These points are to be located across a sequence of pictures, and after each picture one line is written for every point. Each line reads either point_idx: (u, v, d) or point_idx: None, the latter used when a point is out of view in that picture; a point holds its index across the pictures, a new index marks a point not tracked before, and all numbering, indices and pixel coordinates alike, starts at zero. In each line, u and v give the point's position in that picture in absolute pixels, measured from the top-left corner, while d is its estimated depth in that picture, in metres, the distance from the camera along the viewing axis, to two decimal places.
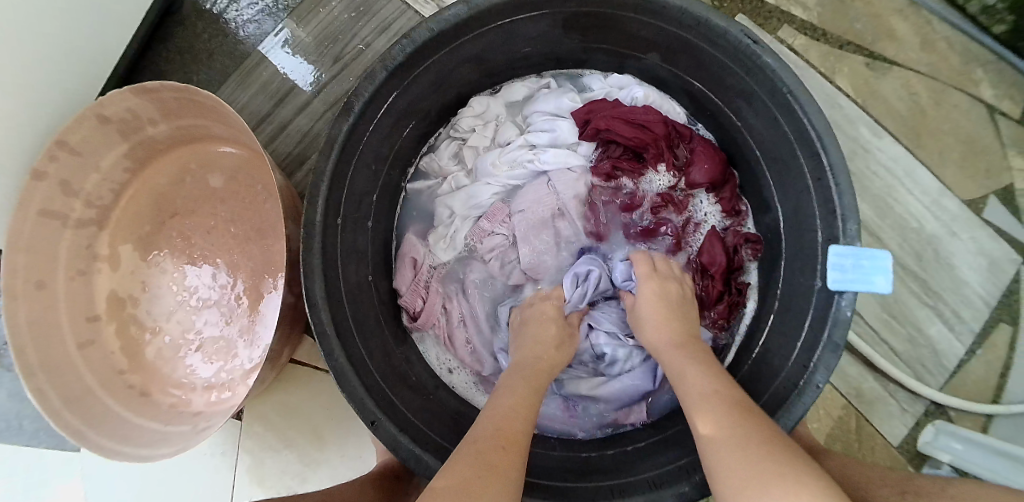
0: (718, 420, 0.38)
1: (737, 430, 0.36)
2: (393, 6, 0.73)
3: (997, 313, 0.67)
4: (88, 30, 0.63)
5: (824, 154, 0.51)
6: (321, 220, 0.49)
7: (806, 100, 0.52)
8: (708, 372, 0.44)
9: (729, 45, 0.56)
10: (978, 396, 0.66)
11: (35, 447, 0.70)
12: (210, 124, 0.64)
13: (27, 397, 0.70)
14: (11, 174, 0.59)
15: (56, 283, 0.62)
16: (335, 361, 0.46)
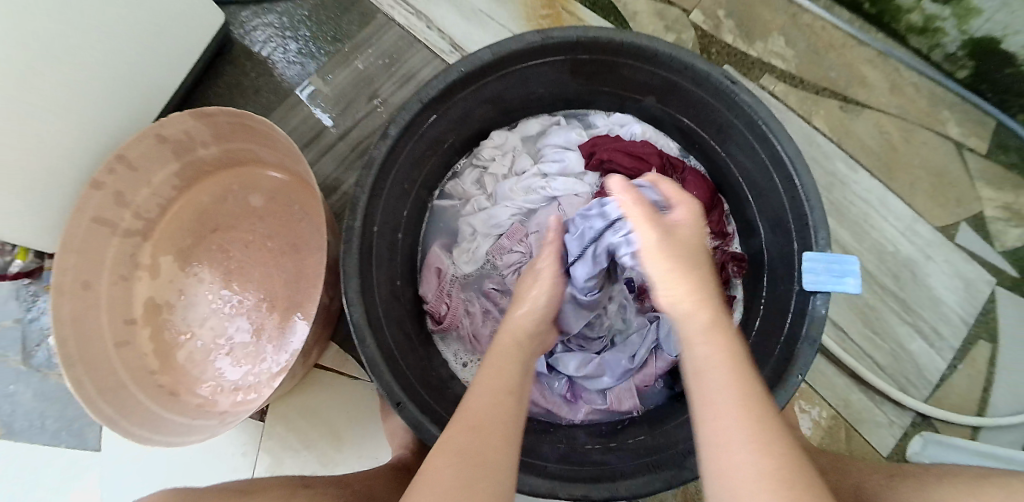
0: (736, 452, 0.32)
1: (760, 475, 0.30)
2: (422, 55, 0.86)
3: (975, 330, 0.70)
4: (153, 68, 0.73)
5: (797, 176, 0.58)
6: (358, 227, 0.56)
7: (780, 130, 0.59)
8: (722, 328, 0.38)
9: (712, 86, 0.63)
10: (963, 409, 0.68)
11: (55, 446, 0.74)
12: (257, 148, 0.73)
13: (54, 397, 0.75)
14: (70, 185, 0.67)
15: (101, 286, 0.68)
16: (367, 349, 0.52)
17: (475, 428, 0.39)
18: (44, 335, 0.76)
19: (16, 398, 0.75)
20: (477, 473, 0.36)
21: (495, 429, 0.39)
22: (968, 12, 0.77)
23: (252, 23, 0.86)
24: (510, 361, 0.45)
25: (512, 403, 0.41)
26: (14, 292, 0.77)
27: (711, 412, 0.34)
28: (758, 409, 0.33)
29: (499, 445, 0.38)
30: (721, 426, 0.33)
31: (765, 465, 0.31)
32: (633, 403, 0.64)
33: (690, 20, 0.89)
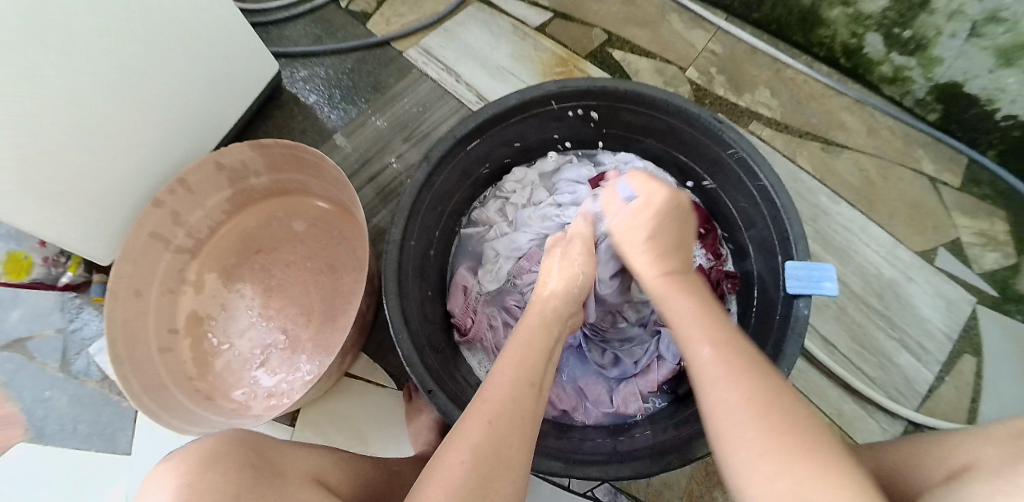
0: (720, 390, 0.41)
1: (737, 409, 0.39)
2: (450, 105, 0.97)
3: (960, 345, 0.75)
4: (217, 112, 0.84)
5: (778, 199, 0.65)
6: (398, 240, 0.66)
7: (761, 161, 0.67)
8: (706, 318, 0.47)
9: (702, 126, 0.73)
10: (953, 417, 0.72)
11: (85, 450, 0.78)
12: (305, 180, 0.83)
13: (87, 403, 0.80)
14: (132, 205, 0.76)
15: (151, 295, 0.76)
16: (404, 347, 0.60)
17: (494, 421, 0.41)
18: (84, 343, 0.82)
19: (52, 403, 0.80)
20: (494, 468, 0.39)
21: (512, 428, 0.41)
22: (930, 61, 0.86)
23: (301, 75, 0.99)
24: (527, 360, 0.47)
25: (528, 403, 0.44)
26: (60, 303, 0.84)
27: (697, 363, 0.44)
28: (733, 353, 0.43)
29: (514, 443, 0.41)
30: (704, 373, 0.43)
31: (742, 397, 0.39)
32: (638, 406, 0.70)
33: (685, 76, 1.00)
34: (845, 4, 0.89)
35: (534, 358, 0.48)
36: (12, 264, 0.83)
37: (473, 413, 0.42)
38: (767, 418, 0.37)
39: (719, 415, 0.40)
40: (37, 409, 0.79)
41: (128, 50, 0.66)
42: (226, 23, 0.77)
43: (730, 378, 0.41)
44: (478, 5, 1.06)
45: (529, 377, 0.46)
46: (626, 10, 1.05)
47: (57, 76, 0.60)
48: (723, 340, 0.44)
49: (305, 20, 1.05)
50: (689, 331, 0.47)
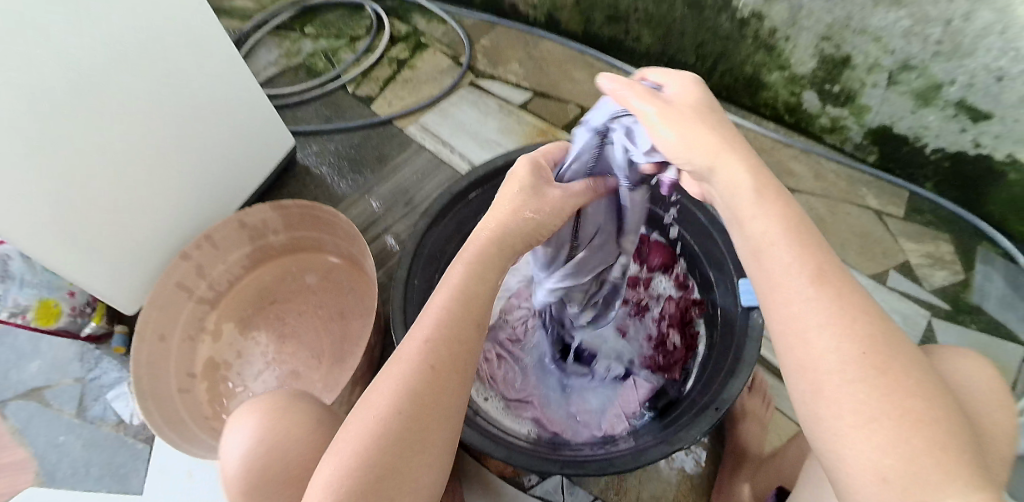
0: (819, 332, 0.36)
1: (850, 361, 0.35)
2: (446, 172, 1.10)
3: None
4: (239, 182, 0.97)
5: None
6: (404, 276, 0.76)
7: None
8: (797, 247, 0.39)
9: None
10: None
11: (96, 492, 0.82)
12: (318, 235, 0.93)
13: (102, 446, 0.85)
14: (159, 261, 0.86)
15: (173, 340, 0.84)
16: None
17: (433, 367, 0.43)
18: (101, 390, 0.89)
19: (65, 448, 0.85)
20: (428, 417, 0.42)
21: (449, 373, 0.44)
22: (860, 109, 0.99)
23: (312, 151, 1.14)
24: (472, 293, 0.48)
25: (466, 343, 0.46)
26: (78, 355, 0.93)
27: (790, 289, 0.38)
28: (841, 289, 0.37)
29: (448, 388, 0.44)
30: (803, 309, 0.37)
31: (852, 347, 0.35)
32: (624, 426, 0.74)
33: None
34: (782, 69, 1.04)
35: (475, 289, 0.48)
36: (41, 311, 0.85)
37: (412, 352, 0.44)
38: (884, 376, 0.34)
39: (814, 358, 0.36)
40: (50, 454, 0.85)
41: (174, 126, 0.79)
42: (254, 102, 0.91)
43: (839, 322, 0.36)
44: (468, 89, 1.23)
45: (469, 315, 0.47)
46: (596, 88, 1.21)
47: (122, 149, 0.72)
48: (827, 274, 0.38)
49: (316, 103, 1.22)
50: (785, 261, 0.39)
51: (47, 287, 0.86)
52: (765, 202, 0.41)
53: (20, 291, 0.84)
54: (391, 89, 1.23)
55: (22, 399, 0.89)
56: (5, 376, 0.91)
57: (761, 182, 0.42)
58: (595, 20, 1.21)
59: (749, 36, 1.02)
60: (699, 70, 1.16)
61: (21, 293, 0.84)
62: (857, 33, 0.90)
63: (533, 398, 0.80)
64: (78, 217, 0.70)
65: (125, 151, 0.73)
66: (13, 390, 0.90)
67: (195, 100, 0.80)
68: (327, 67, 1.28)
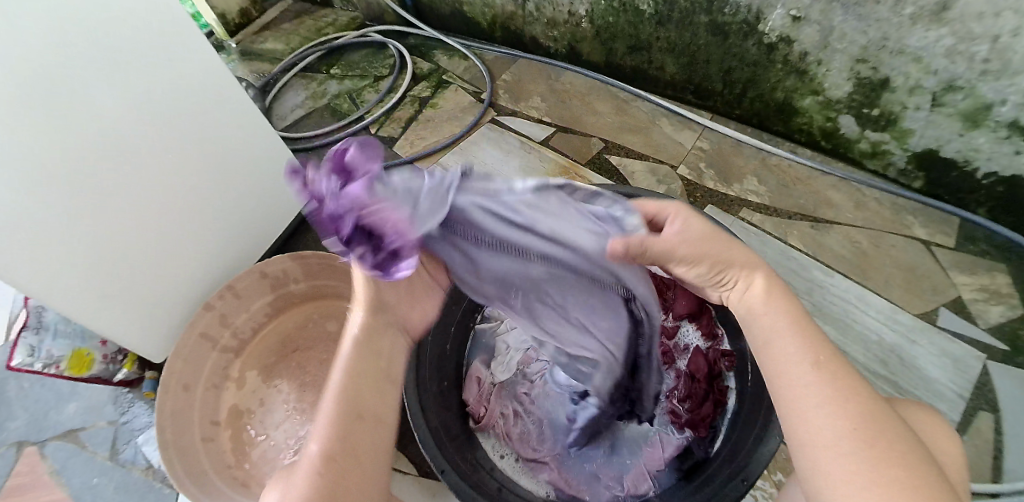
0: (818, 407, 0.41)
1: (840, 434, 0.40)
2: None
3: (974, 402, 0.75)
4: (259, 228, 0.99)
5: None
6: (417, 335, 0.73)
7: None
8: (796, 336, 0.45)
9: None
10: (979, 475, 0.70)
11: None
12: (338, 284, 0.95)
13: (129, 492, 0.86)
14: (186, 308, 0.88)
15: (198, 389, 0.85)
16: (421, 432, 0.65)
17: (338, 472, 0.41)
18: (133, 434, 0.92)
19: (99, 490, 0.86)
20: None
21: (358, 474, 0.42)
22: (902, 133, 0.92)
23: None
24: (365, 369, 0.45)
25: (363, 442, 0.43)
26: (113, 398, 0.95)
27: (792, 369, 0.44)
28: (834, 370, 0.43)
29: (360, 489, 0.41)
30: (807, 384, 0.43)
31: (845, 423, 0.40)
32: (647, 486, 0.70)
33: (678, 172, 1.08)
34: (815, 93, 0.98)
35: (366, 364, 0.45)
36: (75, 359, 0.91)
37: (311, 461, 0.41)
38: (874, 451, 0.39)
39: (815, 429, 0.41)
40: (85, 494, 0.87)
41: (200, 179, 0.82)
42: (275, 150, 0.94)
43: (835, 401, 0.41)
44: (489, 126, 1.22)
45: (365, 398, 0.44)
46: (619, 120, 1.19)
47: (151, 203, 0.76)
48: (827, 362, 0.44)
49: (340, 146, 1.24)
50: (787, 347, 0.45)
51: (79, 337, 0.92)
52: (774, 299, 0.48)
53: (54, 342, 0.91)
54: (413, 129, 1.24)
55: (61, 440, 0.92)
56: (45, 417, 0.95)
57: (773, 285, 0.49)
58: (616, 50, 1.19)
59: (778, 61, 0.98)
60: (727, 98, 1.12)
61: (55, 343, 0.91)
62: (895, 54, 0.84)
63: (549, 458, 0.75)
64: (109, 273, 0.73)
65: (153, 205, 0.76)
66: (52, 431, 0.93)
67: (218, 153, 0.83)
68: (351, 108, 1.31)
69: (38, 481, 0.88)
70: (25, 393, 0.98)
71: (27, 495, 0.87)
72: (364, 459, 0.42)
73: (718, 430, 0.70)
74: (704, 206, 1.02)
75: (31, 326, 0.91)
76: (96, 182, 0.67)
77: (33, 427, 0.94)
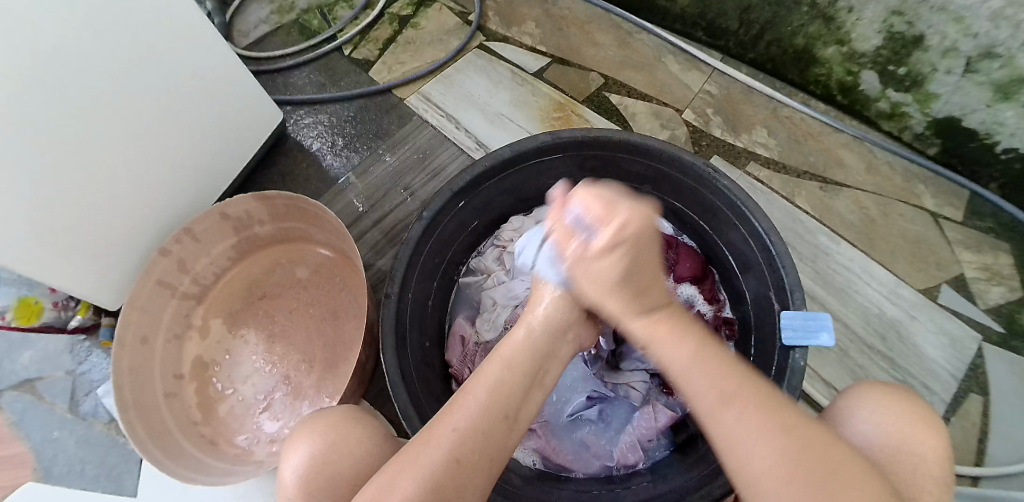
0: (743, 438, 0.38)
1: (766, 470, 0.37)
2: (451, 152, 0.97)
3: (965, 384, 0.76)
4: (212, 159, 0.88)
5: (778, 257, 0.62)
6: (395, 291, 0.65)
7: (759, 214, 0.64)
8: (703, 367, 0.42)
9: (694, 176, 0.70)
10: (961, 455, 0.73)
11: (91, 491, 0.82)
12: (309, 228, 0.85)
13: (96, 444, 0.84)
14: (135, 251, 0.80)
15: (157, 342, 0.79)
16: (401, 403, 0.59)
17: (466, 461, 0.41)
18: (93, 385, 0.87)
19: (60, 444, 0.84)
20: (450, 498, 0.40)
21: (476, 473, 0.41)
22: (926, 97, 0.86)
23: (306, 122, 1.03)
24: (520, 371, 0.47)
25: (495, 443, 0.43)
26: (68, 347, 0.90)
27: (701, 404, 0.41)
28: (748, 398, 0.40)
29: (468, 489, 0.41)
30: (726, 417, 0.39)
31: (776, 450, 0.37)
32: (638, 456, 0.69)
33: (682, 118, 0.99)
34: (840, 43, 0.89)
35: (526, 367, 0.47)
36: (23, 308, 0.87)
37: (444, 434, 0.42)
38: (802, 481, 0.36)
39: (747, 465, 0.38)
40: (46, 449, 0.84)
41: (136, 107, 0.72)
42: (227, 70, 0.82)
43: (761, 429, 0.38)
44: (476, 52, 1.08)
45: (512, 398, 0.45)
46: (621, 53, 1.06)
47: (83, 134, 0.66)
48: (739, 388, 0.41)
49: (309, 69, 1.09)
50: (695, 378, 0.42)
51: (26, 284, 0.88)
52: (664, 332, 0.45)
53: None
54: (392, 51, 1.10)
55: (17, 391, 0.87)
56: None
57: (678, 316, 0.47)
58: None
59: (806, 4, 0.87)
60: (742, 38, 1.00)
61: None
62: (935, 10, 0.76)
63: (537, 426, 0.72)
64: (42, 218, 0.65)
65: (88, 139, 0.67)
66: (8, 381, 0.88)
67: (155, 77, 0.72)
68: (322, 25, 1.14)
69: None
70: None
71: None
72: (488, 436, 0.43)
73: None
74: (710, 156, 0.95)
75: None
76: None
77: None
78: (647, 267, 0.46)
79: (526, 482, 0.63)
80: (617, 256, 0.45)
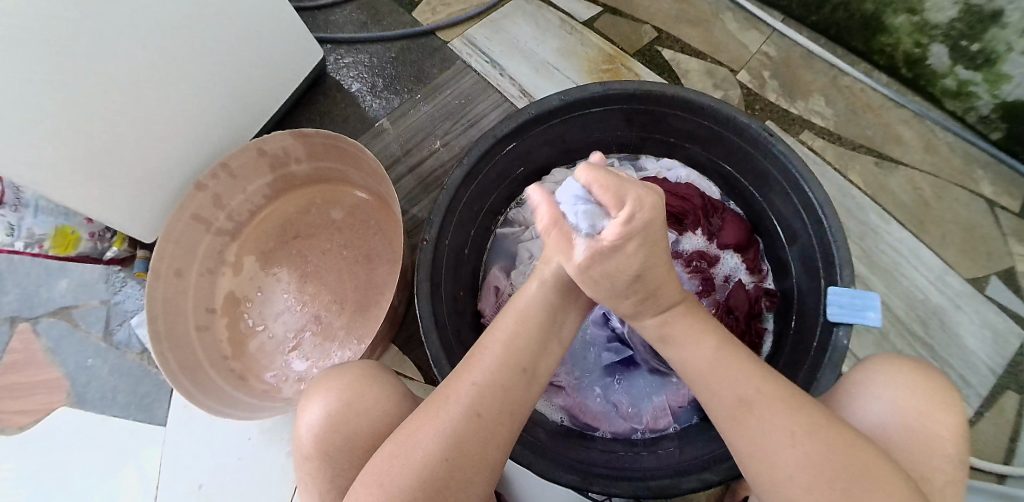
0: (766, 431, 0.39)
1: (794, 461, 0.37)
2: (491, 101, 0.94)
3: (1003, 380, 0.76)
4: (250, 90, 0.85)
5: (827, 225, 0.59)
6: (434, 237, 0.63)
7: (815, 186, 0.60)
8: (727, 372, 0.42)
9: (751, 139, 0.66)
10: (991, 452, 0.72)
11: (124, 418, 0.85)
12: (346, 169, 0.83)
13: (130, 373, 0.86)
14: (172, 183, 0.79)
15: (191, 275, 0.79)
16: (433, 350, 0.57)
17: (478, 421, 0.40)
18: (125, 315, 0.89)
19: (93, 372, 0.86)
20: (469, 444, 0.40)
21: (485, 444, 0.40)
22: (998, 77, 0.80)
23: (344, 61, 0.99)
24: (533, 330, 0.45)
25: (515, 396, 0.42)
26: (104, 276, 0.90)
27: (719, 407, 0.42)
28: (770, 401, 0.40)
29: (478, 459, 0.40)
30: (749, 422, 0.40)
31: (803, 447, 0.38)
32: (667, 422, 0.69)
33: (737, 79, 0.94)
34: (912, 12, 0.83)
35: (539, 321, 0.46)
36: (61, 238, 0.89)
37: (464, 393, 0.41)
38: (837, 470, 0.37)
39: (772, 468, 0.38)
40: (79, 375, 0.86)
41: (173, 51, 0.69)
42: (246, 14, 0.76)
43: (789, 432, 0.38)
44: None
45: (528, 352, 0.44)
46: (677, 6, 0.99)
47: (122, 71, 0.65)
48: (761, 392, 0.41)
49: (350, 5, 1.04)
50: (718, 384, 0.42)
51: (63, 214, 0.88)
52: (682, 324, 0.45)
53: (36, 220, 0.87)
54: None
55: (53, 317, 0.89)
56: (36, 292, 0.90)
57: None
58: None
59: None
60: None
61: (37, 221, 0.88)
62: None
63: (566, 385, 0.72)
64: (84, 155, 0.65)
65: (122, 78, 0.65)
66: (46, 307, 0.89)
67: (190, 19, 0.69)
68: None
69: (33, 358, 0.87)
70: (14, 265, 0.91)
71: (26, 371, 0.86)
72: (515, 387, 0.43)
73: None
74: (763, 121, 0.91)
75: (9, 203, 0.86)
76: (38, 22, 0.54)
77: (24, 302, 0.90)
78: (666, 276, 0.44)
79: (551, 437, 0.64)
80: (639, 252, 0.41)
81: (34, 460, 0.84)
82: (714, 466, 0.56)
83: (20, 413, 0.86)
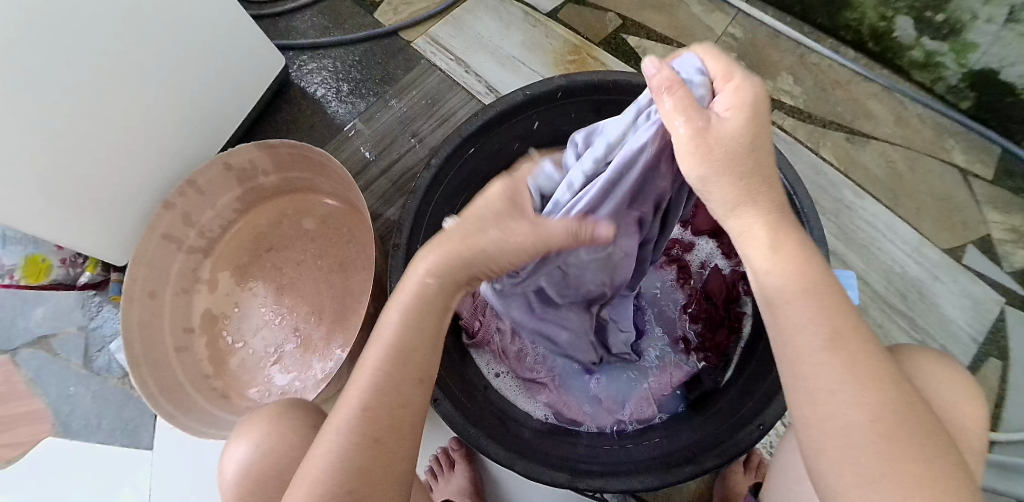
0: (837, 406, 0.34)
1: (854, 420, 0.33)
2: (459, 98, 0.93)
3: (985, 348, 0.76)
4: (213, 104, 0.83)
5: (799, 205, 0.59)
6: (404, 242, 0.63)
7: (787, 169, 0.60)
8: (811, 306, 0.36)
9: None
10: None
11: (109, 444, 0.83)
12: (315, 177, 0.82)
13: (113, 399, 0.85)
14: (140, 203, 0.78)
15: (166, 296, 0.78)
16: None
17: (373, 445, 0.39)
18: (104, 341, 0.87)
19: (75, 400, 0.85)
20: (370, 470, 0.39)
21: (390, 463, 0.40)
22: (964, 46, 0.80)
23: (308, 68, 0.98)
24: (420, 331, 0.41)
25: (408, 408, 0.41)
26: (79, 302, 0.89)
27: (795, 348, 0.36)
28: (848, 349, 0.35)
29: (387, 477, 0.40)
30: (822, 365, 0.35)
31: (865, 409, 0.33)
32: (651, 411, 0.69)
33: None
34: None
35: (425, 316, 0.41)
36: (30, 266, 0.84)
37: (349, 419, 0.40)
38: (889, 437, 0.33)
39: (828, 414, 0.34)
40: (62, 405, 0.85)
41: (128, 68, 0.68)
42: (202, 26, 0.74)
43: (858, 381, 0.34)
44: None
45: (415, 355, 0.41)
46: None
47: (77, 93, 0.63)
48: (842, 332, 0.35)
49: (311, 10, 1.03)
50: (800, 316, 0.36)
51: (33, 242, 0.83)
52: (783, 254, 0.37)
53: None
54: None
55: (31, 347, 0.87)
56: (12, 323, 0.88)
57: None
58: None
59: None
60: None
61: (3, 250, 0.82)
62: None
63: (547, 380, 0.72)
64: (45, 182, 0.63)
65: (77, 100, 0.63)
66: (22, 339, 0.88)
67: (146, 36, 0.68)
68: None
69: (12, 391, 0.85)
70: None
71: (6, 404, 0.85)
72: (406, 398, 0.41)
73: (730, 360, 0.68)
74: None
75: None
76: None
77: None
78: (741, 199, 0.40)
79: (535, 435, 0.64)
80: (746, 126, 0.37)
81: (21, 494, 0.83)
82: (702, 456, 0.56)
83: (7, 447, 0.84)
